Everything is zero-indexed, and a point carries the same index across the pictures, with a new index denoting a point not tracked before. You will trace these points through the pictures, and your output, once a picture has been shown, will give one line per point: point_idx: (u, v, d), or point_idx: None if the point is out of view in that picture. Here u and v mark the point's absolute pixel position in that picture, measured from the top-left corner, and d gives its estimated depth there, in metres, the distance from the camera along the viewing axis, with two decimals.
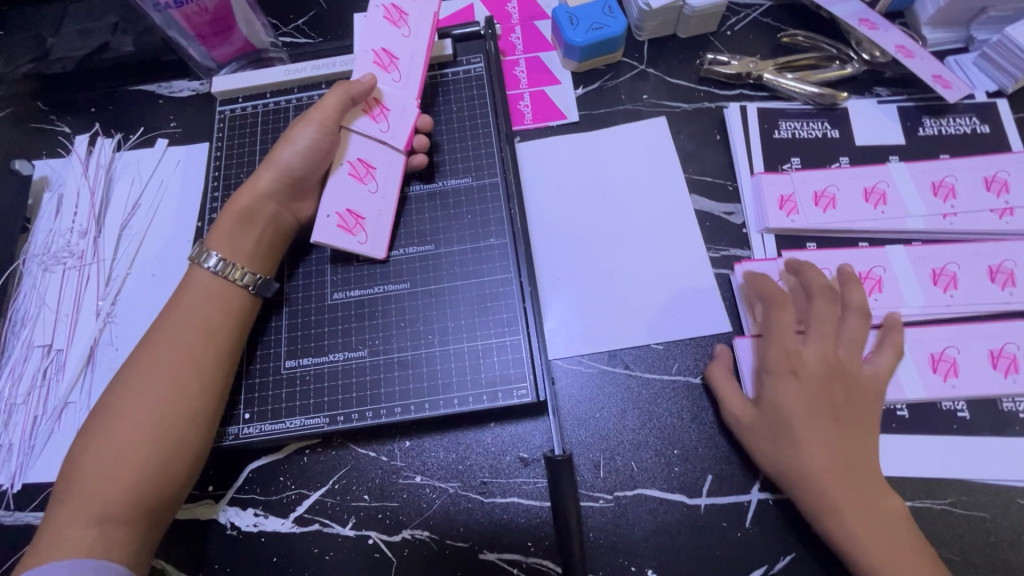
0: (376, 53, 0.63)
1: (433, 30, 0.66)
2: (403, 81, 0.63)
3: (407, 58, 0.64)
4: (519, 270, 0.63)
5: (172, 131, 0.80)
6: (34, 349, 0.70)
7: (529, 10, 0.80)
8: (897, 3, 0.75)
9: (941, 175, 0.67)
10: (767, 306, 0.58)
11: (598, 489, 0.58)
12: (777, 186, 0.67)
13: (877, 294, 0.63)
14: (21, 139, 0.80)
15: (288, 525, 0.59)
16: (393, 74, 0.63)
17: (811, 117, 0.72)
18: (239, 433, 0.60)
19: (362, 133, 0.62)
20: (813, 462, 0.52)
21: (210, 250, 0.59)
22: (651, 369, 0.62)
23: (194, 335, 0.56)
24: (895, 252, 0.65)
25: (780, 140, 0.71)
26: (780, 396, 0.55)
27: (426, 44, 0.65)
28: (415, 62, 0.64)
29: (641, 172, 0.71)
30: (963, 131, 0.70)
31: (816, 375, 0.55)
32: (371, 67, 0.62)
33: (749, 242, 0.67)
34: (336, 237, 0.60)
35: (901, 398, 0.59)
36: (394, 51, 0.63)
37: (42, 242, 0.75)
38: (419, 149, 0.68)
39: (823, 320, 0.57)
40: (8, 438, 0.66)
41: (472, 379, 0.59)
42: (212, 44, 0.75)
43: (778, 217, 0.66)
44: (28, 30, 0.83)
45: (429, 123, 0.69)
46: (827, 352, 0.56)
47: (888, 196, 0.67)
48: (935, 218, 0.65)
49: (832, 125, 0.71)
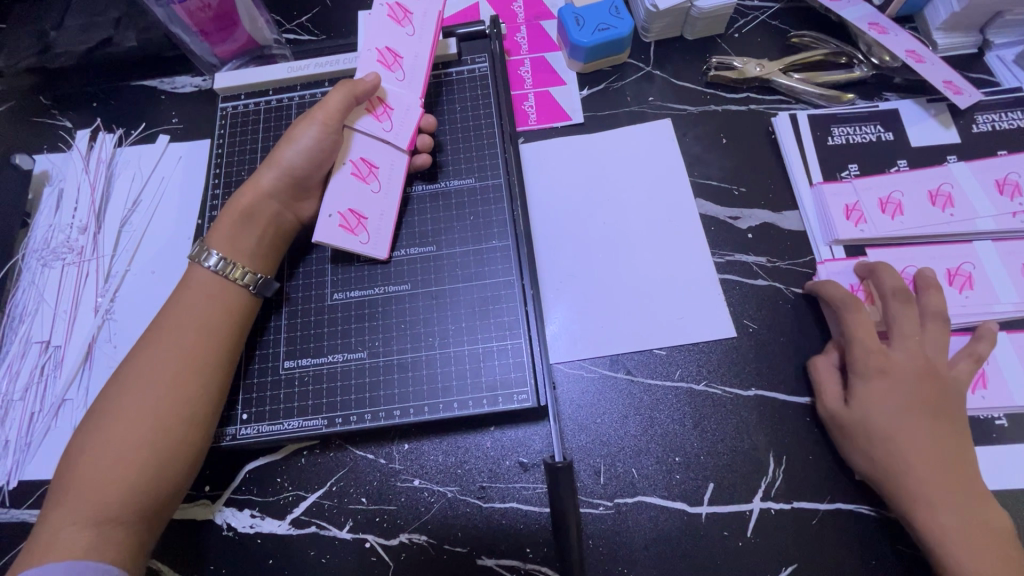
0: (380, 52, 0.62)
1: (438, 29, 0.65)
2: (407, 81, 0.63)
3: (411, 58, 0.63)
4: (522, 274, 0.62)
5: (173, 127, 0.79)
6: (31, 346, 0.69)
7: (535, 10, 0.80)
8: (908, 6, 0.74)
9: (1004, 172, 0.66)
10: (842, 310, 0.58)
11: (598, 496, 0.58)
12: (840, 196, 0.66)
13: (969, 291, 0.62)
14: (22, 133, 0.80)
15: (285, 527, 0.59)
16: (397, 73, 0.62)
17: (865, 121, 0.70)
18: (237, 434, 0.59)
19: (365, 133, 0.61)
20: (902, 466, 0.51)
21: (210, 249, 0.58)
22: (653, 375, 0.62)
23: (193, 334, 0.55)
24: (978, 250, 0.63)
25: (836, 147, 0.69)
26: (869, 395, 0.54)
27: (430, 44, 0.64)
28: (419, 61, 0.64)
29: (646, 175, 0.70)
30: (1020, 125, 0.69)
31: (907, 375, 0.54)
32: (375, 66, 0.61)
33: (815, 252, 0.65)
34: (339, 236, 0.60)
35: (1004, 405, 0.58)
36: (398, 50, 0.63)
37: (42, 237, 0.74)
38: (422, 148, 0.68)
39: (906, 325, 0.56)
40: (4, 433, 0.65)
41: (472, 383, 0.59)
42: (215, 40, 0.74)
43: (847, 228, 0.64)
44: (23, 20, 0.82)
45: (433, 123, 0.68)
46: (913, 355, 0.55)
47: (954, 198, 0.65)
48: (1006, 217, 0.64)
49: (886, 127, 0.70)
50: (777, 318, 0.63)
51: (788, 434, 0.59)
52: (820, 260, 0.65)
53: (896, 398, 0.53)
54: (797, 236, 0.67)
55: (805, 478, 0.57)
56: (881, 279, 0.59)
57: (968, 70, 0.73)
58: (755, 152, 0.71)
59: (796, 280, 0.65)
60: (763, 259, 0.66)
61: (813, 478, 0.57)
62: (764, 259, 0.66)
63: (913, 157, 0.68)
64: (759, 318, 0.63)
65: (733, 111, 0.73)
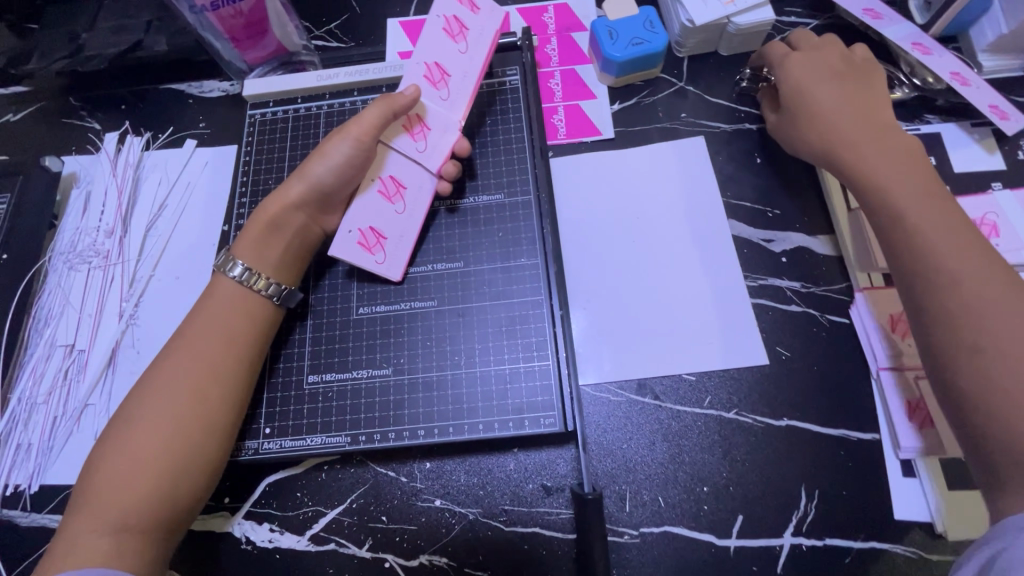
0: (428, 67, 0.62)
1: (492, 48, 0.64)
2: (449, 100, 0.62)
3: (459, 76, 0.63)
4: (551, 293, 0.62)
5: (201, 132, 0.79)
6: (56, 349, 0.70)
7: (567, 21, 0.78)
8: (951, 27, 0.72)
9: None
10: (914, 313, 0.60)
11: (623, 524, 0.56)
12: None
13: None
14: (52, 134, 0.80)
15: (304, 543, 0.58)
16: (442, 91, 0.62)
17: None
18: (259, 448, 0.59)
19: (399, 151, 0.61)
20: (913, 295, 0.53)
21: (236, 259, 0.58)
22: (682, 401, 0.60)
23: (218, 345, 0.55)
24: None
25: None
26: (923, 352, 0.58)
27: (481, 63, 0.64)
28: (467, 81, 0.63)
29: (677, 193, 0.69)
30: None
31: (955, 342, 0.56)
32: (420, 79, 0.62)
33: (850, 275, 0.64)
34: (355, 254, 0.60)
35: None
36: (447, 67, 0.62)
37: (69, 239, 0.75)
38: (447, 176, 0.64)
39: None
40: (26, 437, 0.65)
41: (498, 405, 0.58)
42: (245, 47, 0.74)
43: None
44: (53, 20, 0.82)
45: (467, 148, 0.65)
46: None
47: (999, 228, 0.63)
48: None
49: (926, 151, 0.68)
50: (812, 346, 0.62)
51: (821, 467, 0.57)
52: (857, 288, 0.62)
53: (889, 162, 0.57)
54: (833, 261, 0.65)
55: (838, 513, 0.56)
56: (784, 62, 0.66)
57: (1015, 95, 0.71)
58: (791, 173, 0.69)
59: (832, 307, 0.63)
60: (797, 285, 0.64)
61: (847, 515, 0.55)
62: (798, 284, 0.64)
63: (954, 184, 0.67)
64: (792, 345, 0.62)
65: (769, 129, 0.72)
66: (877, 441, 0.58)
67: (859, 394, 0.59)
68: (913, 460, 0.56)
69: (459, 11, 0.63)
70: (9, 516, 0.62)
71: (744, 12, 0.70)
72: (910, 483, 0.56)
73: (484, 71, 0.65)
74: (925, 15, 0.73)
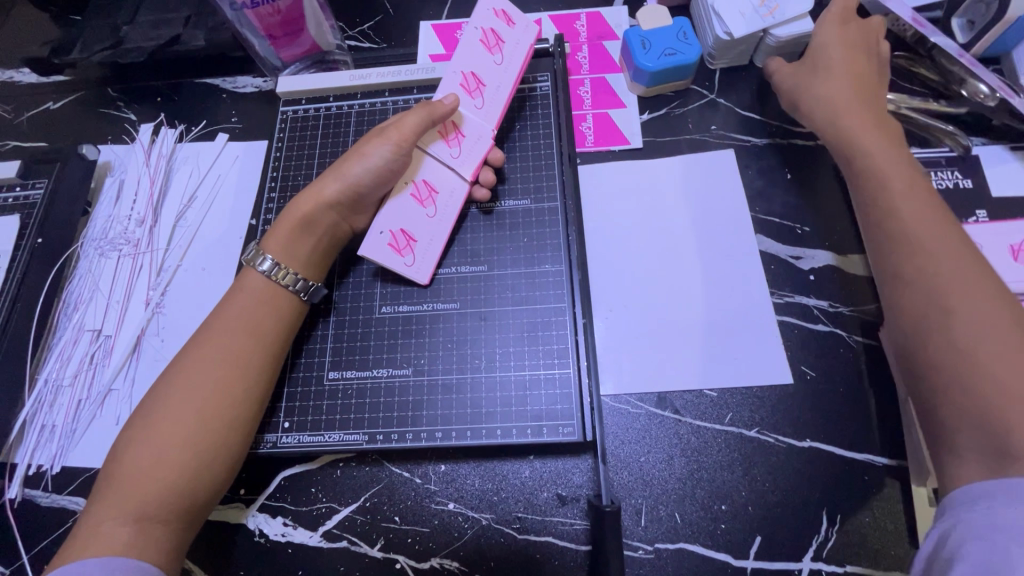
0: (464, 76, 0.63)
1: (526, 61, 0.65)
2: (484, 108, 0.63)
3: (494, 87, 0.63)
4: (574, 301, 0.61)
5: (233, 127, 0.80)
6: (83, 334, 0.71)
7: (598, 30, 0.78)
8: (992, 48, 0.70)
9: None
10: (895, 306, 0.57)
11: (639, 539, 0.56)
12: None
13: None
14: (89, 123, 0.82)
15: (316, 539, 0.58)
16: (477, 100, 0.63)
17: (940, 166, 0.67)
18: (277, 442, 0.59)
19: (435, 157, 0.62)
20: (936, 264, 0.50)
21: (265, 253, 0.58)
22: (702, 417, 0.59)
23: (243, 336, 0.55)
24: None
25: None
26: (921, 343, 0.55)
27: (515, 75, 0.64)
28: (501, 91, 0.64)
29: (705, 206, 0.68)
30: None
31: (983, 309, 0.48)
32: (456, 89, 0.63)
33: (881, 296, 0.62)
34: (385, 255, 0.60)
35: None
36: (482, 77, 0.63)
37: (101, 227, 0.76)
38: (485, 182, 0.66)
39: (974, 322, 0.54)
40: (51, 418, 0.66)
41: (517, 411, 0.58)
42: (280, 45, 0.75)
43: None
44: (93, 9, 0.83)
45: (501, 158, 0.66)
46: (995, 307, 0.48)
47: None
48: None
49: (964, 174, 0.66)
50: (839, 367, 0.60)
51: (844, 491, 0.56)
52: None
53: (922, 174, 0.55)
54: (863, 282, 0.63)
55: (860, 539, 0.54)
56: (818, 63, 0.64)
57: None
58: (823, 190, 0.68)
59: (859, 328, 0.62)
60: (825, 304, 0.63)
61: (869, 541, 0.54)
62: (826, 303, 0.63)
63: (997, 208, 0.65)
64: (818, 365, 0.60)
65: (800, 145, 0.71)
66: (904, 468, 0.56)
67: (885, 417, 0.58)
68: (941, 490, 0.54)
69: (495, 24, 0.64)
70: (31, 495, 0.63)
71: (782, 24, 0.69)
72: None
73: (517, 83, 0.66)
74: (967, 34, 0.71)
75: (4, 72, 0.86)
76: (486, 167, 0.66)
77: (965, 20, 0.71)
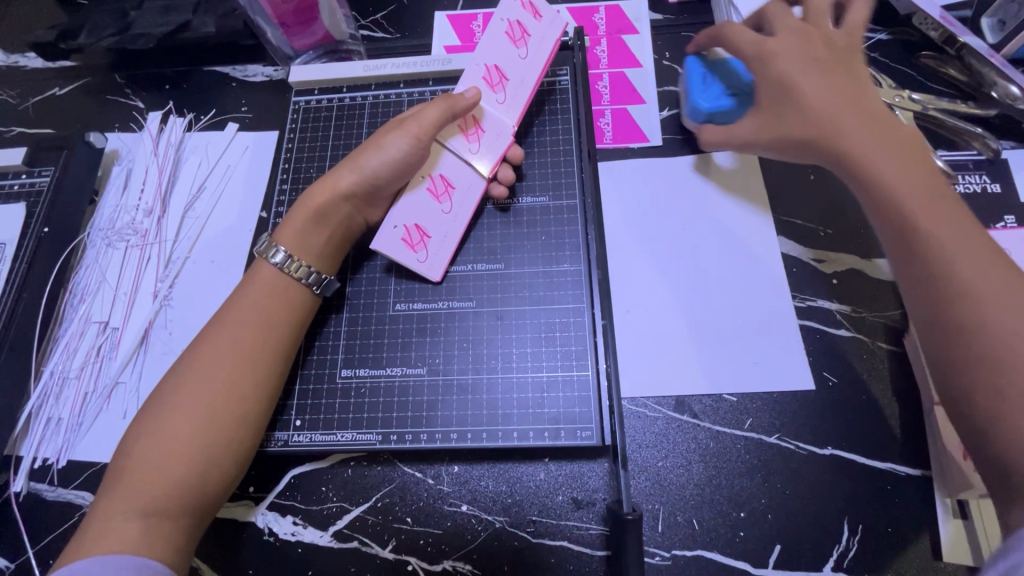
0: (487, 70, 0.61)
1: (551, 55, 0.63)
2: (506, 104, 0.61)
3: (517, 82, 0.62)
4: (592, 302, 0.60)
5: (243, 116, 0.79)
6: (90, 325, 0.70)
7: (618, 23, 0.77)
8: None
9: None
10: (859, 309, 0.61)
11: (655, 545, 0.55)
12: None
13: None
14: (96, 110, 0.81)
15: (326, 539, 0.57)
16: (499, 95, 0.61)
17: (968, 169, 0.66)
18: (288, 440, 0.58)
19: (453, 152, 0.61)
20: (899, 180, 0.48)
21: (278, 245, 0.57)
22: (722, 422, 0.58)
23: (254, 330, 0.54)
24: None
25: None
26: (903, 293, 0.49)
27: (540, 70, 0.62)
28: (524, 86, 0.62)
29: (728, 207, 0.66)
30: None
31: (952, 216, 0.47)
32: (478, 82, 0.61)
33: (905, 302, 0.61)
34: (398, 250, 0.59)
35: None
36: (506, 71, 0.61)
37: (108, 216, 0.75)
38: (504, 180, 0.65)
39: None
40: (57, 411, 0.65)
41: (534, 413, 0.57)
42: (292, 34, 0.74)
43: None
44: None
45: (520, 155, 0.65)
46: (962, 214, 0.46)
47: None
48: None
49: (992, 178, 0.65)
50: (862, 374, 0.59)
51: (865, 500, 0.55)
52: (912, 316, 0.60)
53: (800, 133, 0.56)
54: (887, 288, 0.62)
55: (881, 549, 0.53)
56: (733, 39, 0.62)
57: None
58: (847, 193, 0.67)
59: (883, 334, 0.60)
60: (848, 308, 0.62)
61: (891, 552, 0.53)
62: (849, 308, 0.62)
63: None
64: (840, 371, 0.59)
65: None
66: (927, 479, 0.55)
67: (908, 426, 0.57)
68: (964, 501, 0.53)
69: (522, 15, 0.62)
70: (36, 489, 0.62)
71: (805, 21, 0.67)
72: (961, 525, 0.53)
73: (542, 78, 0.64)
74: (998, 34, 0.68)
75: (9, 57, 0.84)
76: (505, 164, 0.65)
77: (996, 20, 0.68)
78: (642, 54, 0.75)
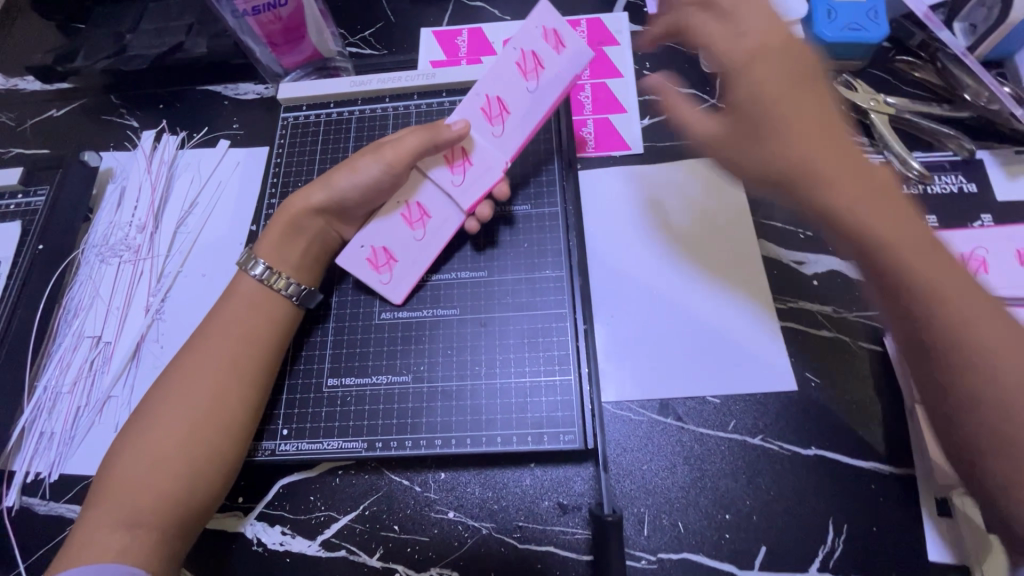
0: (489, 100, 0.60)
1: (568, 91, 0.59)
2: (501, 137, 0.60)
3: (519, 115, 0.60)
4: (574, 308, 0.62)
5: (234, 133, 0.81)
6: (83, 340, 0.70)
7: (598, 35, 0.78)
8: (992, 53, 0.68)
9: None
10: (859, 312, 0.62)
11: (641, 548, 0.55)
12: None
13: None
14: (91, 131, 0.83)
15: (314, 548, 0.57)
16: (496, 126, 0.60)
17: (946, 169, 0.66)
18: (275, 449, 0.58)
19: (435, 183, 0.61)
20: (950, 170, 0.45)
21: (257, 258, 0.59)
22: (706, 424, 0.59)
23: (240, 340, 0.55)
24: None
25: (912, 197, 0.65)
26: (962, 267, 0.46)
27: (550, 103, 0.59)
28: (528, 121, 0.59)
29: (708, 212, 0.67)
30: None
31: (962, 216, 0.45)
32: (477, 113, 0.60)
33: None
34: (361, 269, 0.62)
35: None
36: (509, 104, 0.60)
37: (102, 233, 0.76)
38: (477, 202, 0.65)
39: None
40: (50, 426, 0.66)
41: (518, 418, 0.57)
42: (281, 52, 0.75)
43: None
44: (95, 18, 0.84)
45: (505, 193, 0.65)
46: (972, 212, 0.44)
47: None
48: None
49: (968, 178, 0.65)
50: (843, 374, 0.59)
51: (850, 500, 0.55)
52: None
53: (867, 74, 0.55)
54: None
55: (867, 549, 0.53)
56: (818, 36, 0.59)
57: None
58: None
59: (864, 334, 0.61)
60: (829, 308, 0.62)
61: (877, 551, 0.53)
62: (830, 309, 0.62)
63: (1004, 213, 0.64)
64: (822, 372, 0.60)
65: None
66: (911, 477, 0.55)
67: (891, 425, 0.57)
68: (948, 499, 0.53)
69: (539, 46, 0.58)
70: (29, 503, 0.63)
71: None
72: (946, 522, 0.53)
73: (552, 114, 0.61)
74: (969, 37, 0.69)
75: (9, 81, 0.86)
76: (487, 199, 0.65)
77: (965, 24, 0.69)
78: (622, 64, 0.76)
